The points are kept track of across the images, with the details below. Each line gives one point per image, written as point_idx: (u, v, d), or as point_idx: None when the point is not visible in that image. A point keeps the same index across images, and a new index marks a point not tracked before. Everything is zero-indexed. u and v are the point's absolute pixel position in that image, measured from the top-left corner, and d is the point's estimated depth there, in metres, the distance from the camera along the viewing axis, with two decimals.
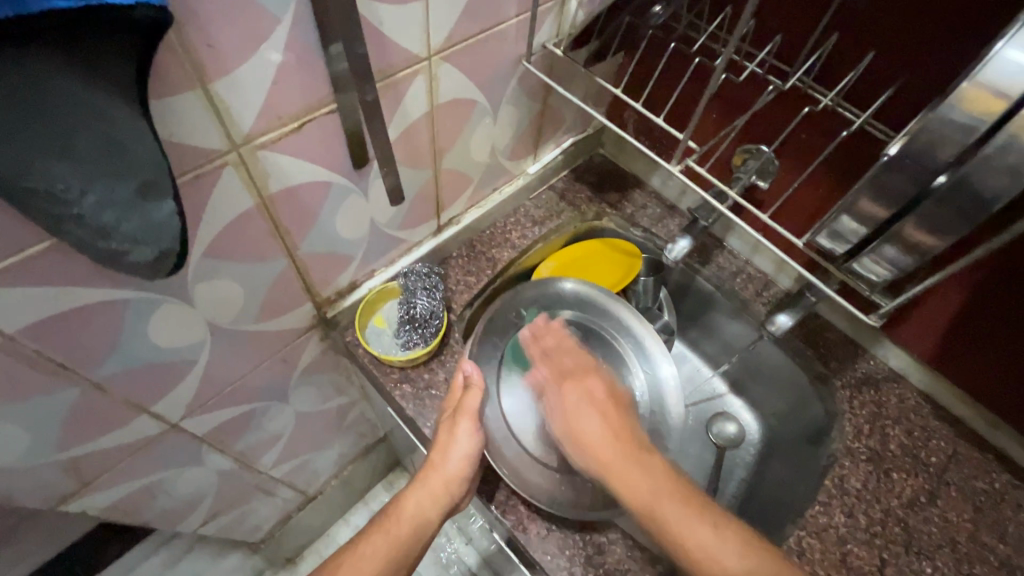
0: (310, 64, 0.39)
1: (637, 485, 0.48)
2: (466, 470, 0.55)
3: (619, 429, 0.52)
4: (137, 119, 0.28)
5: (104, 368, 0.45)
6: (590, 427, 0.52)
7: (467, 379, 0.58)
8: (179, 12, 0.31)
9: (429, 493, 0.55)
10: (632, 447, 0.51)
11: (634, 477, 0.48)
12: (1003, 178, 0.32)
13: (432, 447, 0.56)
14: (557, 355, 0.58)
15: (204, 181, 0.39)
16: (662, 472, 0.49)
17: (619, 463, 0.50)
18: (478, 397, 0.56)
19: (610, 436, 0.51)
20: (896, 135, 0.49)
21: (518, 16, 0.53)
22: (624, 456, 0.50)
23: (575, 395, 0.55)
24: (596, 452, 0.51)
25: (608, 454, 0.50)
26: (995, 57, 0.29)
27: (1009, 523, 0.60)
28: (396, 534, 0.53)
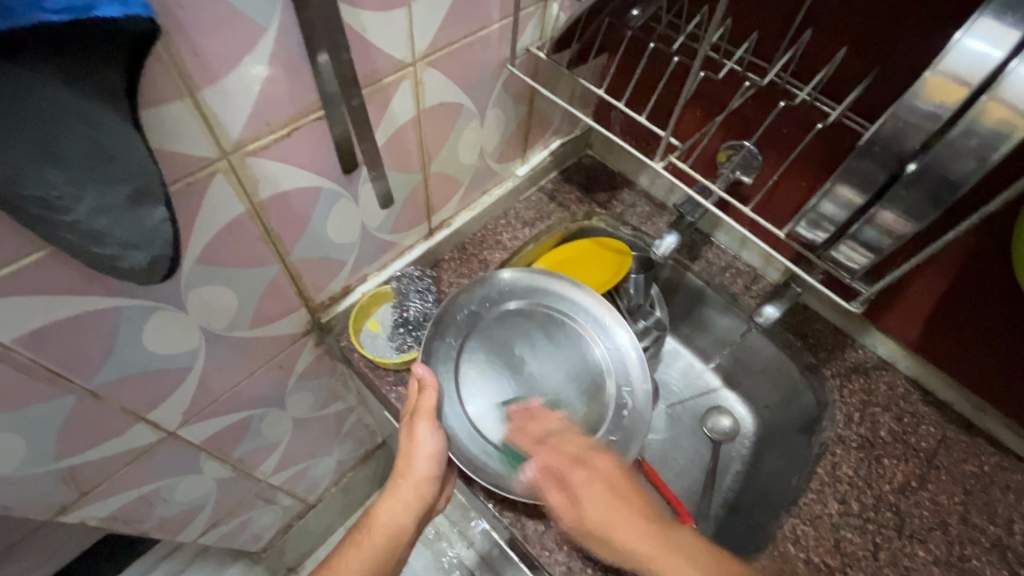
0: (297, 72, 0.40)
1: (685, 570, 0.43)
2: (433, 469, 0.55)
3: (644, 513, 0.48)
4: (128, 127, 0.29)
5: (101, 376, 0.45)
6: (608, 522, 0.47)
7: (420, 380, 0.58)
8: (166, 24, 0.32)
9: (400, 502, 0.54)
10: (661, 530, 0.47)
11: (682, 569, 0.43)
12: (970, 163, 0.33)
13: (399, 455, 0.56)
14: (556, 439, 0.54)
15: (195, 188, 0.40)
16: (709, 556, 0.45)
17: (656, 552, 0.45)
18: (433, 395, 0.57)
19: (637, 527, 0.47)
20: (871, 126, 0.50)
21: (501, 20, 0.54)
22: (657, 543, 0.45)
23: (586, 480, 0.50)
24: (629, 548, 0.46)
25: (643, 547, 0.45)
26: (957, 47, 0.31)
27: (999, 504, 0.61)
28: (369, 547, 0.53)
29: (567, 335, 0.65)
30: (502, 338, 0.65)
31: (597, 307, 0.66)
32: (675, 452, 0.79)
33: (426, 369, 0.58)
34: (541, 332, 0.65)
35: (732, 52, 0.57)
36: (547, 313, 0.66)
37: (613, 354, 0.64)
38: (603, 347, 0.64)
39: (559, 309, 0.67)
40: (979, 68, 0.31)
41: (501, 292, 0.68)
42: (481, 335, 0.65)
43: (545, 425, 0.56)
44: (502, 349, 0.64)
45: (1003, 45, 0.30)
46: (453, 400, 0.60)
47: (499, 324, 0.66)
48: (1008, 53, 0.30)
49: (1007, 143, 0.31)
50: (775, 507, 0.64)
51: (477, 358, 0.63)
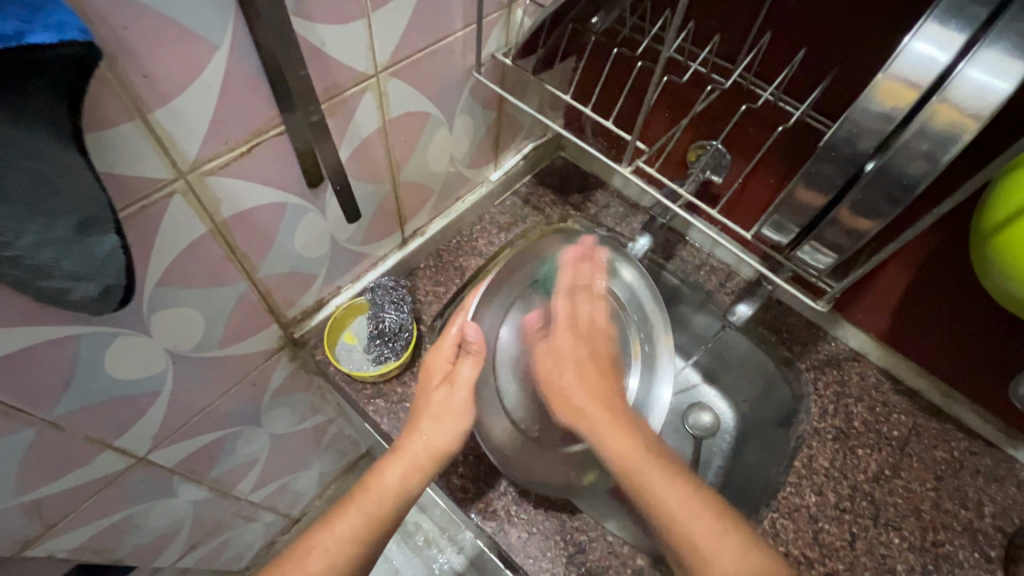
0: (254, 89, 0.39)
1: (621, 438, 0.51)
2: (455, 443, 0.55)
3: (606, 392, 0.56)
4: (73, 157, 0.28)
5: (60, 407, 0.44)
6: (571, 387, 0.56)
7: (467, 343, 0.58)
8: (108, 45, 0.31)
9: (413, 464, 0.53)
10: (614, 406, 0.55)
11: (619, 436, 0.51)
12: (922, 165, 0.33)
13: (422, 416, 0.55)
14: (576, 295, 0.63)
15: (151, 211, 0.39)
16: (644, 436, 0.52)
17: (604, 422, 0.53)
18: (472, 366, 0.57)
19: (598, 403, 0.55)
20: (833, 124, 0.51)
21: (464, 28, 0.54)
22: (609, 419, 0.53)
23: (578, 351, 0.59)
24: (589, 414, 0.54)
25: (599, 416, 0.53)
26: (905, 51, 0.31)
27: (969, 488, 0.63)
28: (373, 510, 0.50)
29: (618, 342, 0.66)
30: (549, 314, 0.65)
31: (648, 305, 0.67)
32: None
33: (541, 323, 0.63)
34: None
35: (697, 54, 0.57)
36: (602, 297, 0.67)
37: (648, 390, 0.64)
38: (642, 379, 0.65)
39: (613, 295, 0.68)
40: (927, 71, 0.31)
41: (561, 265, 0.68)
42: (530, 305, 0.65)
43: (591, 278, 0.64)
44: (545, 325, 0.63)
45: (948, 49, 0.30)
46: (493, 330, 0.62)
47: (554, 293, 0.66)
48: (954, 57, 0.30)
49: (957, 144, 0.32)
50: (755, 501, 0.65)
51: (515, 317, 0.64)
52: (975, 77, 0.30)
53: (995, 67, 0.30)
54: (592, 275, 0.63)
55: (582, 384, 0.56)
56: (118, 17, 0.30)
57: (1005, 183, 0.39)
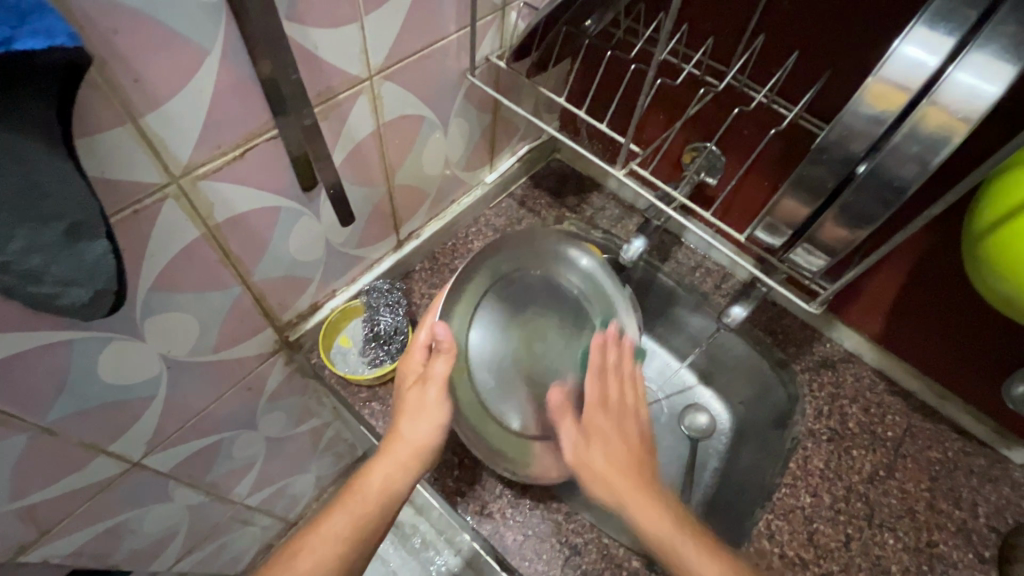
0: (247, 93, 0.39)
1: (658, 520, 0.47)
2: (435, 437, 0.54)
3: (638, 462, 0.50)
4: (65, 162, 0.28)
5: (53, 413, 0.43)
6: (600, 463, 0.50)
7: (437, 343, 0.56)
8: (98, 50, 0.30)
9: (397, 466, 0.52)
10: (644, 474, 0.50)
11: (654, 514, 0.47)
12: (913, 168, 0.33)
13: (403, 416, 0.54)
14: (611, 375, 0.55)
15: (144, 216, 0.39)
16: (677, 510, 0.48)
17: (638, 501, 0.48)
18: (445, 362, 0.55)
19: (625, 469, 0.49)
20: (826, 126, 0.51)
21: (458, 31, 0.54)
22: (638, 489, 0.48)
23: (605, 424, 0.52)
24: (616, 487, 0.48)
25: (627, 488, 0.48)
26: (894, 55, 0.31)
27: (963, 488, 0.63)
28: (361, 513, 0.50)
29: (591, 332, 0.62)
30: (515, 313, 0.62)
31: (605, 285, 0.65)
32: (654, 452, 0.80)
33: (564, 398, 0.55)
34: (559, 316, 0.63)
35: (690, 56, 0.57)
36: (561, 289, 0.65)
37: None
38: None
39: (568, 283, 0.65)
40: (917, 75, 0.31)
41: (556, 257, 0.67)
42: (495, 304, 0.62)
43: (620, 362, 0.57)
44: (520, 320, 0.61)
45: (938, 53, 0.31)
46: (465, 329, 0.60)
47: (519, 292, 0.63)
48: (943, 60, 0.31)
49: (947, 147, 0.32)
50: (751, 503, 0.65)
51: (488, 314, 0.61)
52: (964, 81, 0.30)
53: (983, 71, 0.30)
54: (621, 361, 0.56)
55: (607, 455, 0.50)
56: (108, 22, 0.30)
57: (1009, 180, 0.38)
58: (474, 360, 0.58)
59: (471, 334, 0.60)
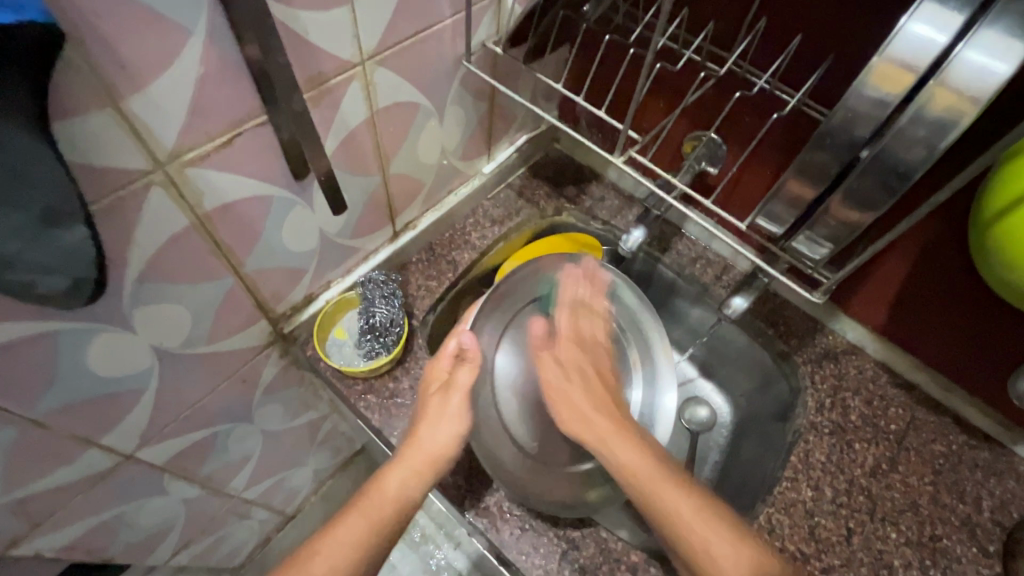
0: (233, 77, 0.38)
1: (634, 455, 0.51)
2: (454, 446, 0.55)
3: (610, 399, 0.57)
4: (40, 145, 0.27)
5: (41, 405, 0.43)
6: (575, 396, 0.56)
7: (461, 351, 0.57)
8: (75, 30, 0.29)
9: (414, 472, 0.52)
10: (621, 417, 0.56)
11: (624, 445, 0.52)
12: (920, 151, 0.32)
13: (420, 424, 0.55)
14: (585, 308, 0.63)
15: (129, 204, 0.38)
16: (654, 452, 0.52)
17: (615, 437, 0.53)
18: (470, 372, 0.57)
19: (597, 407, 0.56)
20: (829, 112, 0.50)
21: (452, 16, 0.53)
22: (611, 424, 0.54)
23: (575, 356, 0.59)
24: (590, 423, 0.54)
25: (602, 425, 0.54)
26: (901, 33, 0.30)
27: (968, 482, 0.62)
28: (375, 515, 0.49)
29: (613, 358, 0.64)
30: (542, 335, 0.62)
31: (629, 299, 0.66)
32: None
33: (545, 330, 0.61)
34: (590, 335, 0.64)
35: (691, 41, 0.56)
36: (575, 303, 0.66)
37: (654, 403, 0.62)
38: (647, 390, 0.63)
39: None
40: (925, 53, 0.30)
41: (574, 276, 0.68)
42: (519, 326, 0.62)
43: (591, 297, 0.64)
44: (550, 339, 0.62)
45: (947, 29, 0.29)
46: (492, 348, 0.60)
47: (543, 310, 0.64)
48: (953, 37, 0.29)
49: (955, 130, 0.31)
50: (751, 496, 0.64)
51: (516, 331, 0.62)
52: (974, 59, 0.29)
53: (995, 47, 0.28)
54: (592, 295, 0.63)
55: (580, 385, 0.57)
56: (85, 1, 0.29)
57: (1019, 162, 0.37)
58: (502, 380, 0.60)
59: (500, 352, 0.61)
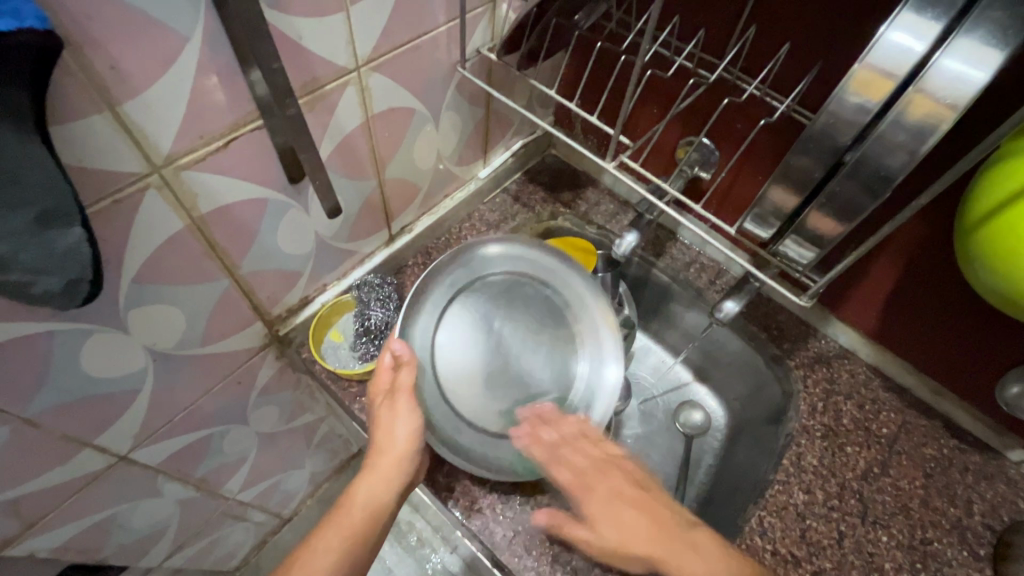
0: (229, 83, 0.39)
1: (705, 571, 0.44)
2: (412, 447, 0.55)
3: (652, 507, 0.49)
4: (37, 148, 0.28)
5: (36, 405, 0.43)
6: (609, 529, 0.48)
7: (397, 358, 0.57)
8: (73, 35, 0.30)
9: (379, 478, 0.53)
10: (671, 523, 0.48)
11: (692, 564, 0.45)
12: (902, 157, 0.33)
13: (377, 428, 0.55)
14: (561, 443, 0.54)
15: (125, 206, 0.39)
16: (721, 555, 0.46)
17: (679, 563, 0.45)
18: (411, 372, 0.56)
19: (642, 530, 0.47)
20: (816, 117, 0.51)
21: (447, 23, 0.54)
22: (671, 546, 0.46)
23: (582, 466, 0.52)
24: (637, 551, 0.47)
25: (654, 548, 0.46)
26: (881, 42, 0.31)
27: (958, 485, 0.62)
28: (349, 524, 0.52)
29: (556, 332, 0.63)
30: (478, 322, 0.62)
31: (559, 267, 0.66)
32: (647, 447, 0.79)
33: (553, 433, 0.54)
34: (527, 313, 0.63)
35: (683, 49, 0.57)
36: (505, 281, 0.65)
37: (600, 377, 0.61)
38: (594, 364, 0.61)
39: (505, 274, 0.65)
40: (903, 61, 0.31)
41: (489, 263, 0.65)
42: (455, 317, 0.61)
43: (558, 430, 0.55)
44: (484, 321, 0.62)
45: (924, 39, 0.30)
46: (427, 328, 0.60)
47: (478, 301, 0.63)
48: (930, 45, 0.30)
49: (935, 136, 0.31)
50: (744, 499, 0.65)
51: (450, 311, 0.61)
52: (951, 67, 0.29)
53: (972, 55, 0.29)
54: (556, 430, 0.55)
55: (607, 508, 0.49)
56: (81, 8, 0.30)
57: (1010, 164, 0.37)
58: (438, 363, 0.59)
59: (433, 334, 0.60)
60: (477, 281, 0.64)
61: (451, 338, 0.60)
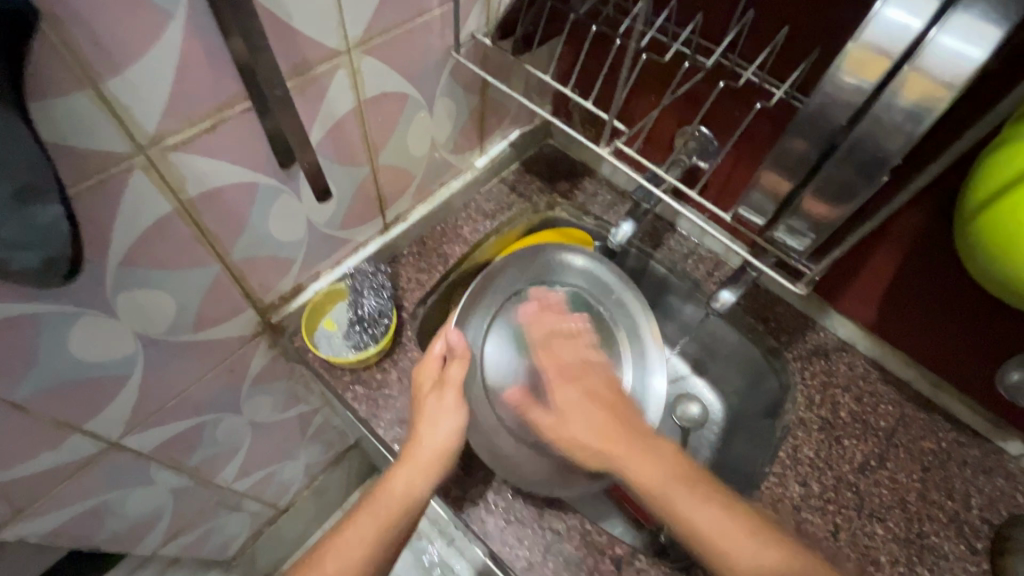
0: (215, 62, 0.38)
1: (644, 466, 0.48)
2: (455, 440, 0.54)
3: (616, 409, 0.55)
4: (13, 122, 0.27)
5: (22, 388, 0.43)
6: (580, 420, 0.53)
7: (450, 350, 0.59)
8: (53, 7, 0.30)
9: (420, 472, 0.52)
10: (631, 427, 0.53)
11: (639, 459, 0.49)
12: (898, 138, 0.32)
13: (420, 424, 0.55)
14: (553, 341, 0.61)
15: (110, 186, 0.38)
16: (671, 457, 0.49)
17: (630, 455, 0.49)
18: (461, 366, 0.57)
19: (602, 427, 0.52)
20: (807, 99, 0.50)
21: (441, 6, 0.53)
22: (624, 444, 0.50)
23: (563, 365, 0.59)
24: (591, 443, 0.52)
25: (608, 443, 0.51)
26: (877, 18, 0.30)
27: (956, 479, 0.62)
28: (386, 518, 0.50)
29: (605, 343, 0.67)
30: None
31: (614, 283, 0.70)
32: None
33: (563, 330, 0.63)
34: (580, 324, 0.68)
35: (680, 34, 0.56)
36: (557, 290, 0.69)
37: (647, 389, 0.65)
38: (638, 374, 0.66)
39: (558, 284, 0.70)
40: (899, 39, 0.30)
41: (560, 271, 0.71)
42: (506, 322, 0.66)
43: (562, 327, 0.63)
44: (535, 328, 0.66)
45: (921, 15, 0.29)
46: (481, 333, 0.65)
47: (528, 308, 0.68)
48: (927, 23, 0.29)
49: (932, 116, 0.31)
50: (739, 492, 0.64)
51: (505, 319, 0.66)
52: (948, 45, 0.29)
53: (969, 33, 0.28)
54: (559, 323, 0.63)
55: (574, 406, 0.55)
56: None
57: (1011, 148, 0.36)
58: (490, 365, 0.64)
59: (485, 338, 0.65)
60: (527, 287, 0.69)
61: (503, 344, 0.65)
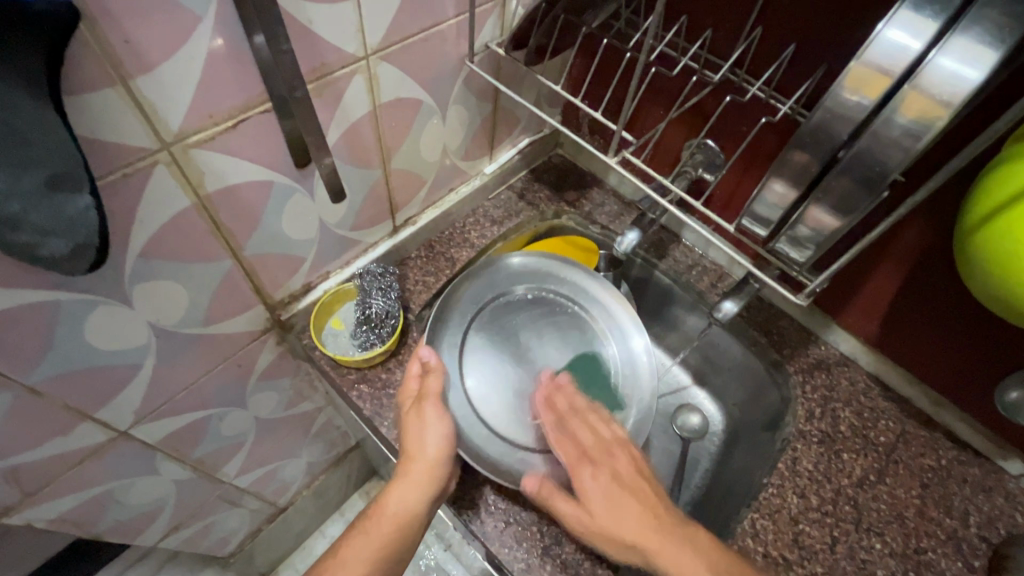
0: (241, 64, 0.40)
1: (687, 558, 0.47)
2: (444, 451, 0.55)
3: (644, 490, 0.53)
4: (48, 114, 0.29)
5: (38, 372, 0.44)
6: (618, 512, 0.50)
7: (425, 366, 0.58)
8: (90, 8, 0.31)
9: (411, 486, 0.53)
10: (660, 512, 0.51)
11: (682, 554, 0.47)
12: (896, 154, 0.33)
13: (408, 438, 0.56)
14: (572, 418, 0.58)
15: (134, 180, 0.40)
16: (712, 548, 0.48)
17: (673, 552, 0.47)
18: (439, 379, 0.57)
19: (643, 515, 0.50)
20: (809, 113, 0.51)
21: (457, 16, 0.55)
22: (662, 535, 0.48)
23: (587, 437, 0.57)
24: (630, 535, 0.49)
25: (643, 532, 0.49)
26: (878, 39, 0.31)
27: (955, 497, 0.62)
28: (379, 536, 0.52)
29: (577, 331, 0.67)
30: (505, 350, 0.65)
31: (580, 280, 0.70)
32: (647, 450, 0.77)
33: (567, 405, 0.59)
34: (551, 323, 0.67)
35: (689, 49, 0.57)
36: (526, 295, 0.69)
37: (626, 350, 0.66)
38: (618, 342, 0.67)
39: (526, 290, 0.69)
40: (900, 58, 0.31)
41: (511, 275, 0.69)
42: (477, 356, 0.64)
43: (573, 399, 0.59)
44: (507, 343, 0.65)
45: (920, 37, 0.30)
46: (455, 374, 0.62)
47: (495, 322, 0.66)
48: (927, 43, 0.30)
49: (930, 132, 0.32)
50: (736, 502, 0.64)
51: (477, 340, 0.65)
52: (945, 64, 0.30)
53: (966, 53, 0.29)
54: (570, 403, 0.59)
55: (612, 500, 0.52)
56: None
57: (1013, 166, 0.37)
58: (473, 400, 0.61)
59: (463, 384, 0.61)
60: (494, 299, 0.67)
61: (479, 377, 0.62)
